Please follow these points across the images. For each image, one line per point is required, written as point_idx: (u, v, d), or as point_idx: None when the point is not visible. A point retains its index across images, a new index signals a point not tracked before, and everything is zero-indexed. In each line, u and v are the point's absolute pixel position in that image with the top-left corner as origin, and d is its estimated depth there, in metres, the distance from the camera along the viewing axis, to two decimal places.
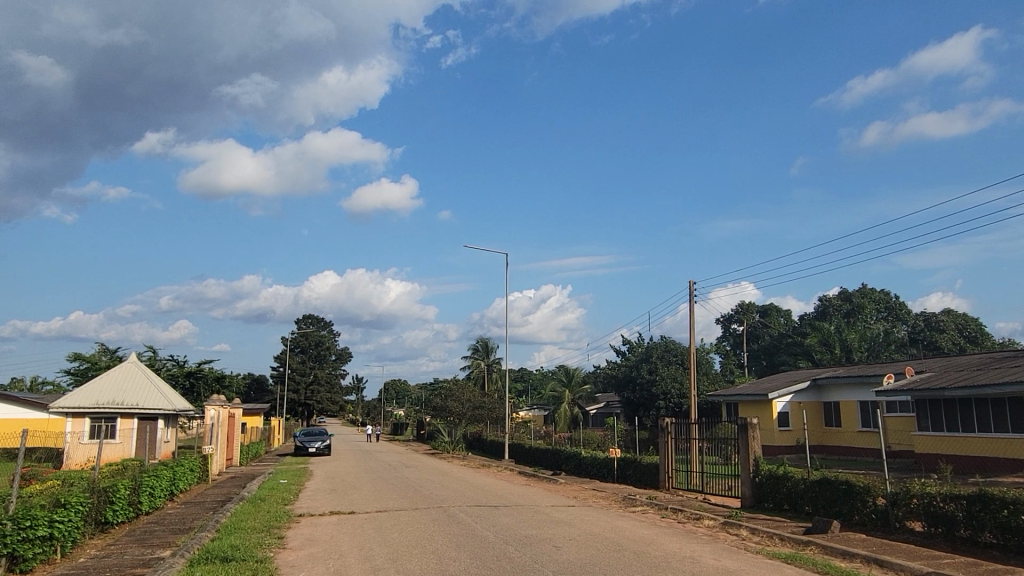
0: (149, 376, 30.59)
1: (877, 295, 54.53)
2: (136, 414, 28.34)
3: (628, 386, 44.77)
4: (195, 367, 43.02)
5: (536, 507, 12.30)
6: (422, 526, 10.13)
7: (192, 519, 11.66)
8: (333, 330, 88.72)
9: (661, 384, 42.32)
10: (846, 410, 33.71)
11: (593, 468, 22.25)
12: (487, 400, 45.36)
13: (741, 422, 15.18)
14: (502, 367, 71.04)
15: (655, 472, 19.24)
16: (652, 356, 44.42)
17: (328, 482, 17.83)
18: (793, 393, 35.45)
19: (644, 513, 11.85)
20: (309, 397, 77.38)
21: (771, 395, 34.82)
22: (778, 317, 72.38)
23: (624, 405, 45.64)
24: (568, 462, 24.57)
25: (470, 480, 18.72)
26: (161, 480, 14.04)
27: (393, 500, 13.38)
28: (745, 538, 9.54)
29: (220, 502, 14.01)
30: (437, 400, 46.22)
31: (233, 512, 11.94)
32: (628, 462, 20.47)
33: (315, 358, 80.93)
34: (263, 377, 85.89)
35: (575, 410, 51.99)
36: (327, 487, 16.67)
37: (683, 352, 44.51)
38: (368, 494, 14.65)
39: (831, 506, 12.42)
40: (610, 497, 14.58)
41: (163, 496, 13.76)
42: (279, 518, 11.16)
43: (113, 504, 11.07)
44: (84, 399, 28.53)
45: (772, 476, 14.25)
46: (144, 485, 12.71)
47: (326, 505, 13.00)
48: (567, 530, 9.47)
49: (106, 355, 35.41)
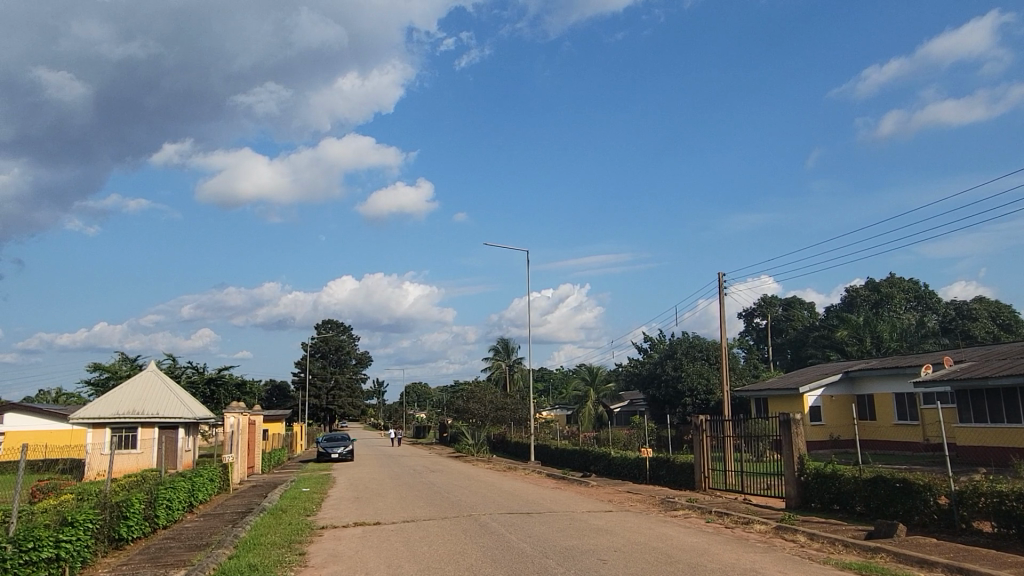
0: (168, 384, 30.23)
1: (906, 284, 53.05)
2: (156, 423, 28.01)
3: (653, 384, 43.86)
4: (216, 374, 42.82)
5: (571, 513, 11.59)
6: (452, 539, 9.46)
7: (211, 533, 11.10)
8: (353, 335, 88.86)
9: (687, 380, 41.35)
10: (881, 402, 32.67)
11: (624, 468, 21.50)
12: (510, 401, 44.72)
13: (783, 417, 14.38)
14: (524, 367, 70.42)
15: (691, 471, 18.45)
16: (676, 352, 43.46)
17: (352, 489, 17.26)
18: (825, 386, 34.40)
19: (688, 518, 11.10)
20: (331, 402, 77.29)
21: (803, 390, 33.78)
22: (802, 310, 71.04)
23: (650, 403, 44.75)
24: (596, 463, 23.84)
25: (497, 484, 18.03)
26: (178, 492, 13.52)
27: (420, 508, 12.73)
28: (804, 545, 8.77)
29: (240, 513, 13.45)
30: (459, 401, 45.59)
31: (253, 525, 11.35)
32: (661, 462, 19.69)
33: (336, 363, 81.34)
34: (284, 383, 85.96)
35: (600, 409, 51.15)
36: (350, 495, 16.07)
37: (709, 347, 43.48)
38: (393, 502, 14.01)
39: (886, 506, 11.61)
40: (647, 500, 13.84)
41: (181, 509, 13.24)
42: (300, 531, 10.55)
43: (128, 519, 10.54)
44: (104, 409, 28.24)
45: (820, 475, 13.46)
46: (160, 497, 12.19)
47: (349, 515, 12.38)
48: (611, 541, 8.74)
49: (126, 364, 35.22)
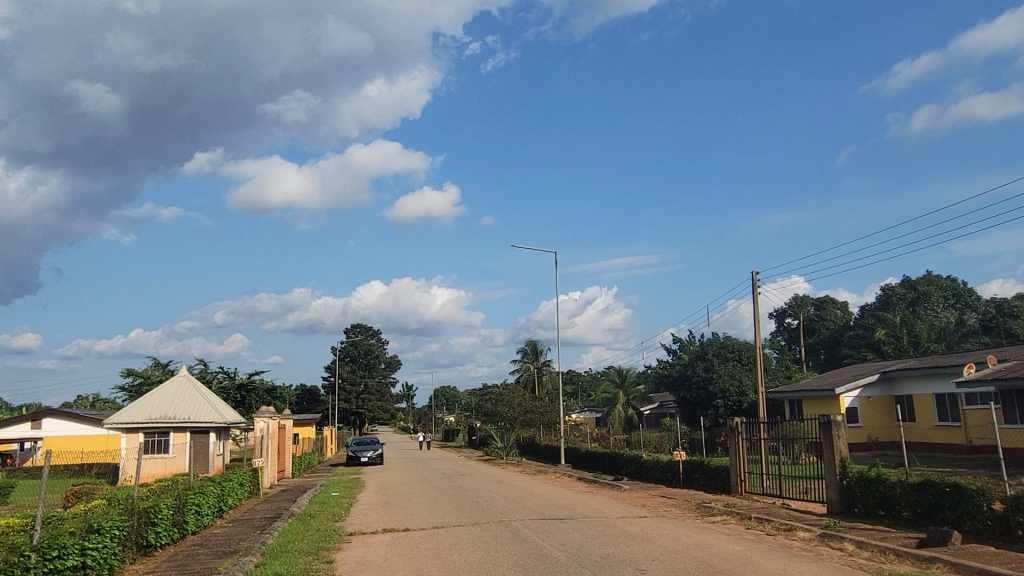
0: (199, 389, 30.42)
1: (944, 282, 51.64)
2: (187, 428, 28.18)
3: (684, 385, 43.21)
4: (247, 379, 43.14)
5: (606, 519, 11.24)
6: (484, 546, 9.20)
7: (239, 539, 10.98)
8: (382, 339, 89.19)
9: (719, 381, 40.62)
10: (921, 403, 31.73)
11: (656, 472, 21.08)
12: (538, 404, 44.22)
13: (823, 419, 13.89)
14: (553, 370, 70.04)
15: (726, 475, 17.97)
16: (707, 353, 42.79)
17: (380, 494, 17.09)
18: (862, 387, 33.51)
19: (727, 524, 10.69)
20: (360, 406, 77.59)
21: (839, 391, 32.96)
22: (836, 310, 69.71)
23: (681, 405, 44.10)
24: (628, 466, 23.43)
25: (528, 488, 17.74)
26: (207, 497, 13.46)
27: (450, 513, 12.49)
28: (852, 554, 8.35)
29: (269, 519, 13.33)
30: (487, 405, 45.29)
31: (281, 532, 11.20)
32: (695, 466, 19.22)
33: (365, 367, 81.63)
34: (314, 388, 86.57)
35: (630, 412, 50.55)
36: (380, 499, 15.91)
37: (740, 348, 42.69)
38: (422, 507, 13.80)
39: (936, 512, 11.09)
40: (682, 505, 13.45)
41: (210, 514, 13.17)
42: (329, 538, 10.38)
43: (156, 525, 10.45)
44: (137, 414, 28.50)
45: (863, 479, 12.96)
46: (188, 502, 12.12)
47: (379, 521, 12.19)
48: (647, 549, 8.40)
49: (159, 369, 35.60)
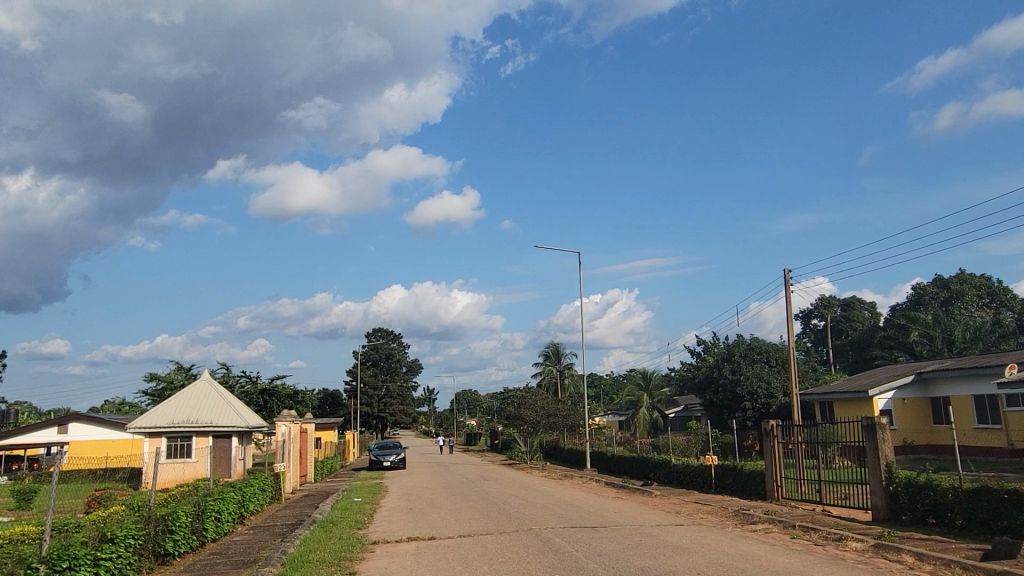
0: (221, 393, 30.29)
1: (978, 280, 50.29)
2: (210, 432, 28.03)
3: (710, 388, 42.46)
4: (269, 383, 43.06)
5: (641, 528, 10.69)
6: (515, 557, 8.70)
7: (259, 548, 10.58)
8: (403, 343, 89.11)
9: (746, 383, 39.79)
10: (958, 405, 30.78)
11: (686, 476, 20.49)
12: (561, 407, 43.45)
13: (868, 422, 13.25)
14: (575, 373, 69.36)
15: (761, 480, 17.33)
16: (734, 355, 42.12)
17: (404, 500, 16.68)
18: (897, 388, 32.58)
19: (770, 534, 10.12)
20: (382, 409, 77.49)
21: (872, 393, 32.04)
22: (863, 311, 68.42)
23: (707, 408, 43.32)
24: (656, 470, 22.81)
25: (555, 494, 17.22)
26: (228, 503, 13.12)
27: (477, 521, 12.00)
28: (914, 568, 7.74)
29: (290, 526, 12.94)
30: (510, 408, 44.73)
31: (302, 540, 10.78)
32: (727, 470, 18.62)
33: (387, 371, 81.53)
34: (336, 392, 86.64)
35: (654, 415, 49.81)
36: (404, 506, 15.48)
37: (768, 350, 41.86)
38: (447, 514, 13.34)
39: (993, 521, 10.43)
40: (719, 512, 12.86)
41: (231, 521, 12.82)
42: (351, 546, 9.95)
43: (175, 533, 10.10)
44: (159, 418, 28.38)
45: (911, 485, 12.30)
46: (208, 509, 11.77)
47: (403, 529, 11.75)
48: (691, 561, 7.86)
49: (182, 374, 35.59)
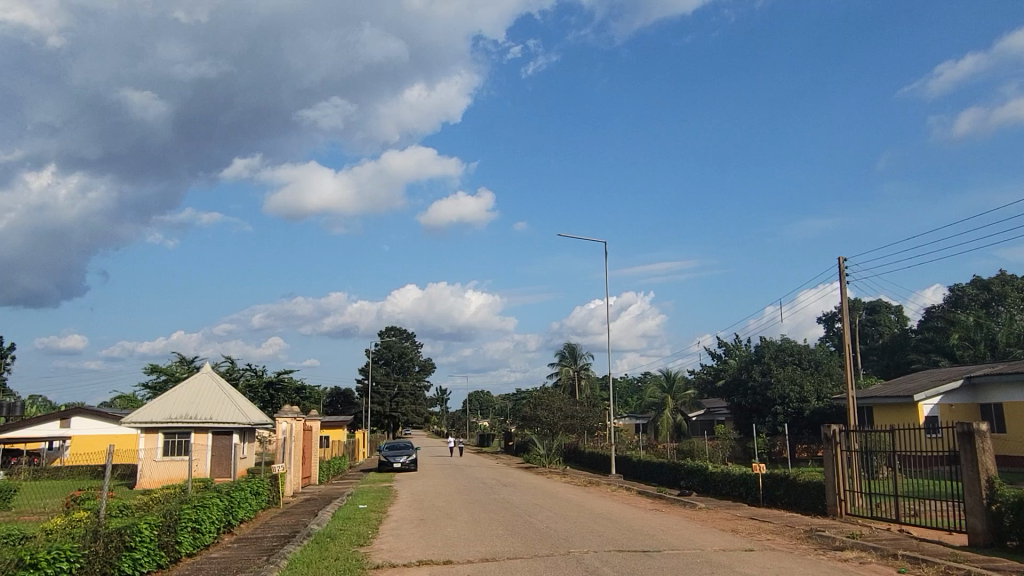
0: (222, 386, 28.56)
1: (1021, 282, 47.57)
2: (210, 428, 26.35)
3: (738, 391, 40.38)
4: (275, 377, 41.44)
5: (704, 553, 8.77)
6: None
7: (237, 570, 8.68)
8: (416, 342, 87.29)
9: (777, 387, 37.58)
10: (1012, 413, 28.53)
11: (728, 486, 18.52)
12: (580, 408, 41.44)
13: (964, 429, 11.19)
14: (592, 374, 67.30)
15: (821, 493, 15.23)
16: (764, 356, 39.86)
17: (415, 508, 14.80)
18: (943, 394, 30.32)
19: (870, 567, 8.13)
20: (394, 409, 75.65)
21: (918, 397, 29.78)
22: (889, 314, 66.04)
23: (734, 413, 41.09)
24: (690, 477, 20.80)
25: (586, 505, 15.26)
26: (211, 510, 11.31)
27: (502, 541, 10.12)
28: None
29: (282, 538, 11.11)
30: (526, 408, 42.53)
31: (291, 560, 8.90)
32: (777, 480, 16.62)
33: (399, 369, 79.76)
34: (348, 390, 85.13)
35: (678, 418, 47.58)
36: (413, 515, 13.61)
37: (801, 351, 39.64)
38: (465, 529, 11.50)
39: None
40: (787, 534, 10.87)
41: (213, 532, 10.98)
42: (349, 571, 8.09)
43: (135, 551, 8.27)
44: (157, 412, 26.69)
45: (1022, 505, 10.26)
46: (182, 518, 9.92)
47: (412, 547, 9.87)
48: None
49: (183, 366, 33.98)
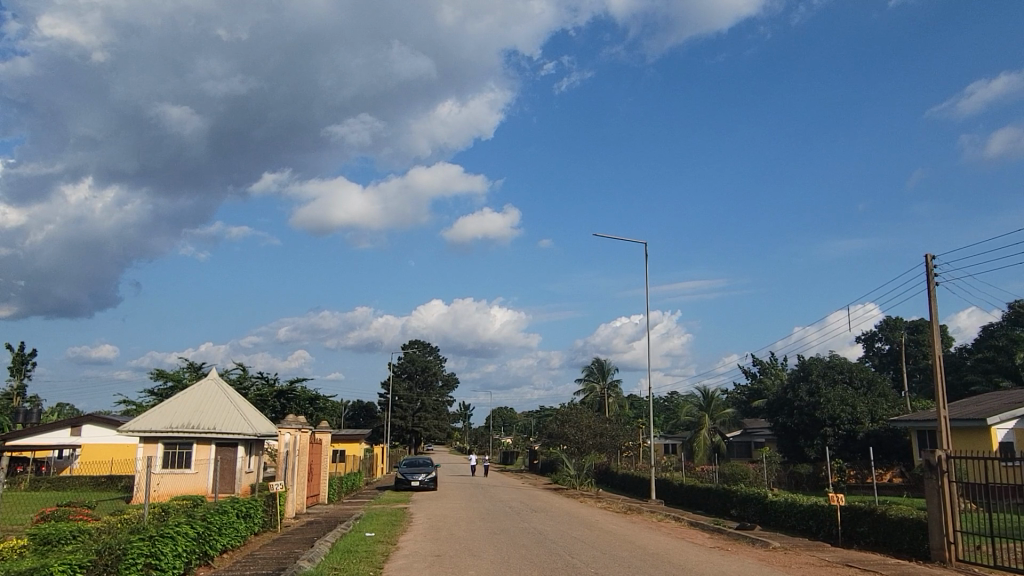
0: (229, 395, 26.46)
1: None
2: (213, 439, 24.29)
3: (783, 410, 37.48)
4: (288, 387, 39.59)
5: None
6: None
7: None
8: (440, 356, 85.07)
9: (827, 407, 34.51)
10: None
11: (796, 518, 15.92)
12: (609, 425, 38.96)
13: None
14: (621, 392, 64.52)
15: (920, 532, 12.59)
16: (811, 374, 36.98)
17: (433, 539, 12.50)
18: (1020, 417, 27.25)
19: None
20: (416, 424, 73.40)
21: (991, 421, 26.81)
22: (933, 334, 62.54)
23: (778, 434, 38.15)
24: (745, 507, 18.22)
25: (632, 539, 12.83)
26: (179, 540, 9.07)
27: None
28: None
29: None
30: (552, 425, 40.11)
31: None
32: (860, 515, 14.01)
33: (422, 384, 77.10)
34: (369, 404, 83.27)
35: (716, 439, 44.60)
36: (429, 548, 11.29)
37: (852, 368, 36.66)
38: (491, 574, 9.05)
39: None
40: None
41: (176, 567, 8.74)
42: None
43: None
44: (158, 420, 24.66)
45: None
46: (131, 554, 7.69)
47: None
48: None
49: (190, 372, 32.03)
